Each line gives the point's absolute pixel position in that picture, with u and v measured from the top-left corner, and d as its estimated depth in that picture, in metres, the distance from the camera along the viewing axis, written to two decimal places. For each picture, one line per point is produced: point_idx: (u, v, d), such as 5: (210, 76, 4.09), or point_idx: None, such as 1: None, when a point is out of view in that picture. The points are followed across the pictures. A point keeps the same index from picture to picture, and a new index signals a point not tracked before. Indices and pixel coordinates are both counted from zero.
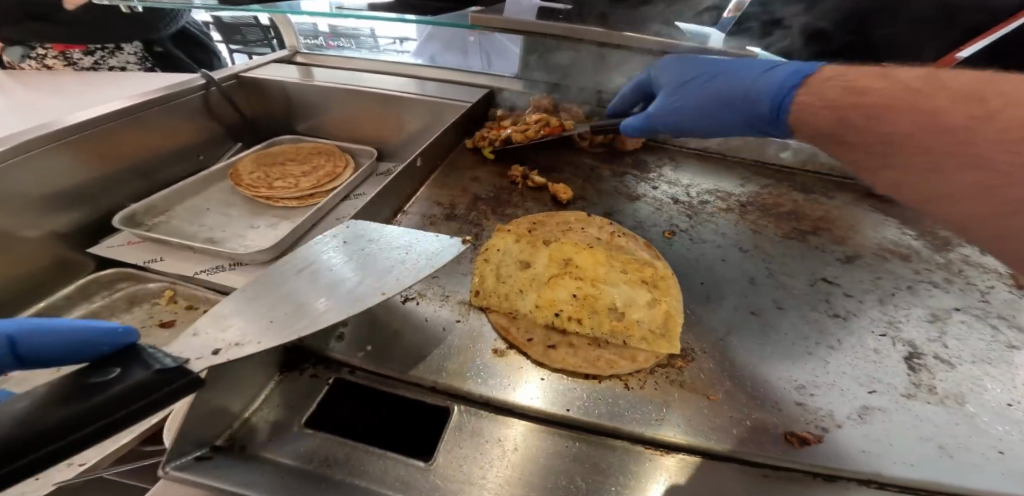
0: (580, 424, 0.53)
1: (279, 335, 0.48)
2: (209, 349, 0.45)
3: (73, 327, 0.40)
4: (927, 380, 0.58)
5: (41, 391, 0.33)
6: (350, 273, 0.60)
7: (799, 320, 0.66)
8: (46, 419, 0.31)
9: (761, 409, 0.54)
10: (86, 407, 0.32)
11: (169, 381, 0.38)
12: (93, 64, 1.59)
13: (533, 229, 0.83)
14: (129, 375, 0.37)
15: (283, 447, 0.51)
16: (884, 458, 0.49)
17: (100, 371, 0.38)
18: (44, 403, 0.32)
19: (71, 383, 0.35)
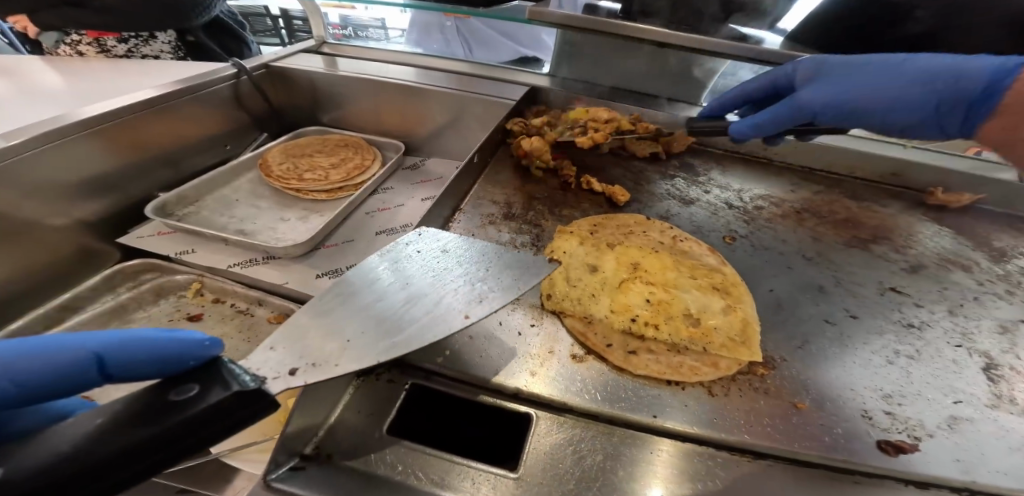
0: (673, 433, 0.53)
1: (358, 358, 0.46)
2: (289, 367, 0.44)
3: (163, 340, 0.37)
4: (1006, 391, 0.59)
5: (122, 409, 0.31)
6: (429, 286, 0.57)
7: (873, 328, 0.66)
8: (124, 442, 0.30)
9: (853, 419, 0.54)
10: (157, 437, 0.30)
11: (248, 407, 0.34)
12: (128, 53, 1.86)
13: (594, 232, 0.82)
14: (207, 395, 0.33)
15: (373, 454, 0.50)
16: (980, 469, 0.49)
17: (182, 384, 0.34)
18: (125, 423, 0.30)
19: (156, 397, 0.33)
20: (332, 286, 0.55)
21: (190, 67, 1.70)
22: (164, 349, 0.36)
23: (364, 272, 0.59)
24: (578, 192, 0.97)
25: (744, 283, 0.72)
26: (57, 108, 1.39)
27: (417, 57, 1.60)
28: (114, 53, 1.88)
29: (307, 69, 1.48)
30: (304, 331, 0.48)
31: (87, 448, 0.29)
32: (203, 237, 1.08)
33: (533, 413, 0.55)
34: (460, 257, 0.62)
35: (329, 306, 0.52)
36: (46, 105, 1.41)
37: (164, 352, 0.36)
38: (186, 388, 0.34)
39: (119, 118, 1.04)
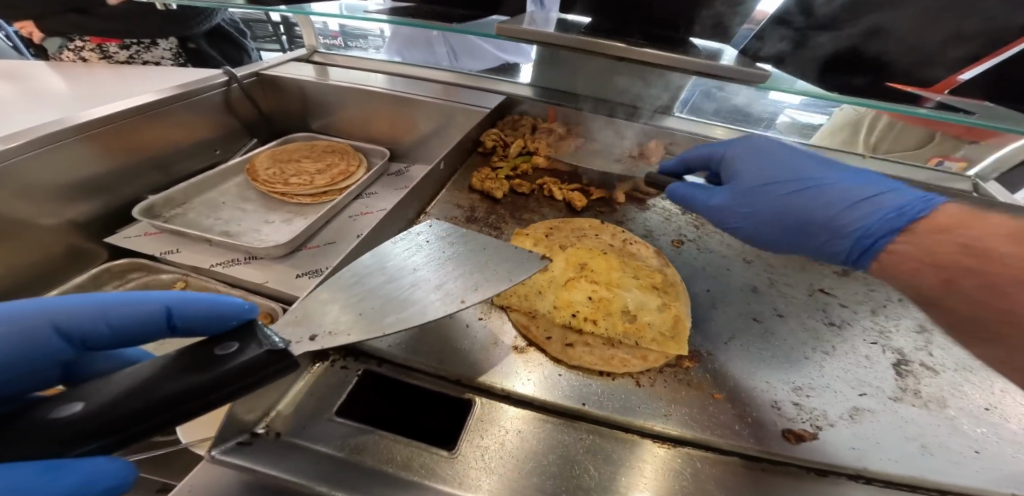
0: (597, 417, 0.58)
1: (365, 333, 0.52)
2: (309, 334, 0.51)
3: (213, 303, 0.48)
4: (912, 385, 0.65)
5: (174, 362, 0.39)
6: (432, 272, 0.62)
7: (798, 327, 0.71)
8: (161, 391, 0.37)
9: (764, 408, 0.60)
10: (203, 382, 0.38)
11: (273, 364, 0.41)
12: (127, 57, 1.95)
13: (551, 233, 0.88)
14: (244, 351, 0.41)
15: (321, 434, 0.55)
16: (871, 455, 0.55)
17: (223, 344, 0.42)
18: (169, 375, 0.38)
19: (203, 353, 0.41)
20: (346, 267, 0.61)
21: (187, 73, 1.77)
22: (213, 305, 0.48)
23: (377, 258, 0.65)
24: (543, 197, 1.03)
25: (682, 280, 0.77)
26: (56, 112, 1.44)
27: (404, 67, 1.66)
28: (115, 59, 1.94)
29: (297, 78, 1.55)
30: (320, 305, 0.54)
31: (148, 388, 0.37)
32: (188, 238, 1.13)
33: (472, 398, 0.60)
34: (462, 247, 0.68)
35: (338, 287, 0.58)
36: (47, 110, 1.46)
37: (215, 310, 0.48)
38: (233, 346, 0.42)
39: (110, 124, 1.10)
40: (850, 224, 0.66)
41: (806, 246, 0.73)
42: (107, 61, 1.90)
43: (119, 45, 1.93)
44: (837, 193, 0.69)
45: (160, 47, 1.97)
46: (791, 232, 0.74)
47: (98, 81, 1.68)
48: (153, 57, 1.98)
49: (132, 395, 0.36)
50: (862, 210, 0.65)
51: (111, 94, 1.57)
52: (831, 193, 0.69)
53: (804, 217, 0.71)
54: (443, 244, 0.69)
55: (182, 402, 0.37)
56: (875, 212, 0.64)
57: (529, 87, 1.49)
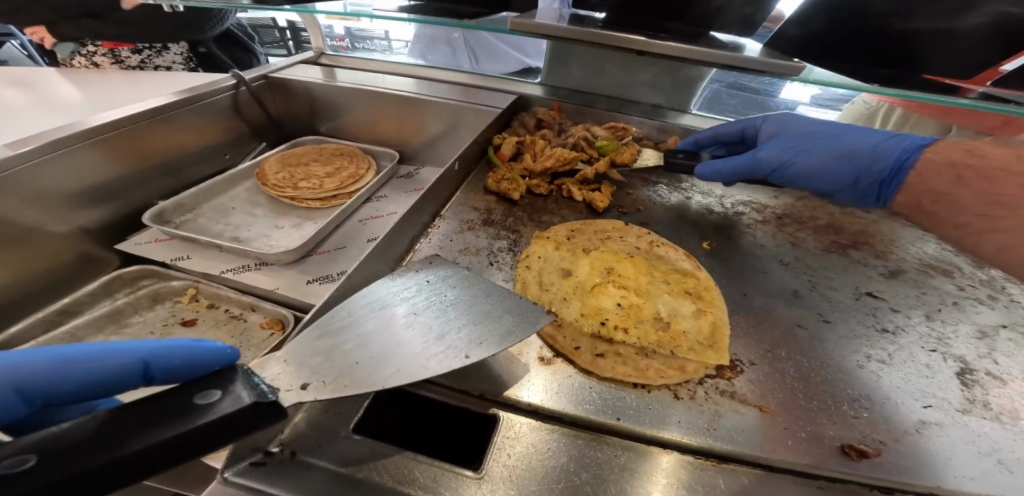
0: (634, 433, 0.53)
1: (365, 383, 0.47)
2: (300, 382, 0.47)
3: (189, 347, 0.44)
4: (980, 396, 0.59)
5: (143, 412, 0.35)
6: (435, 316, 0.57)
7: (846, 334, 0.66)
8: (123, 448, 0.32)
9: (818, 422, 0.54)
10: (176, 437, 0.33)
11: (264, 416, 0.37)
12: (139, 62, 1.94)
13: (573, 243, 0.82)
14: (227, 400, 0.37)
15: (338, 452, 0.51)
16: (944, 472, 0.50)
17: (201, 392, 0.38)
18: (135, 428, 0.33)
19: (178, 402, 0.36)
20: (341, 309, 0.57)
21: (197, 78, 1.76)
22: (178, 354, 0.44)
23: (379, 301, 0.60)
24: (561, 198, 0.99)
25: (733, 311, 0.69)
26: (67, 119, 1.43)
27: (413, 68, 1.64)
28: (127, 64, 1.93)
29: (305, 80, 1.52)
30: (313, 350, 0.51)
31: (101, 446, 0.31)
32: (198, 244, 1.10)
33: (497, 413, 0.56)
34: (463, 286, 0.63)
35: (333, 331, 0.54)
36: (60, 116, 1.45)
37: (191, 357, 0.44)
38: (210, 394, 0.37)
39: (121, 128, 1.08)
40: (886, 151, 0.79)
41: (851, 175, 0.86)
42: (119, 67, 1.90)
43: (132, 51, 1.92)
44: (877, 136, 0.86)
45: (171, 51, 1.97)
46: (837, 165, 0.87)
47: (109, 87, 1.68)
48: (164, 62, 1.98)
49: (48, 464, 0.29)
50: (891, 146, 0.81)
51: (121, 99, 1.56)
52: (859, 136, 0.86)
53: (847, 151, 0.84)
54: (443, 285, 0.64)
55: (117, 468, 0.31)
56: (904, 144, 0.79)
57: (540, 85, 1.45)
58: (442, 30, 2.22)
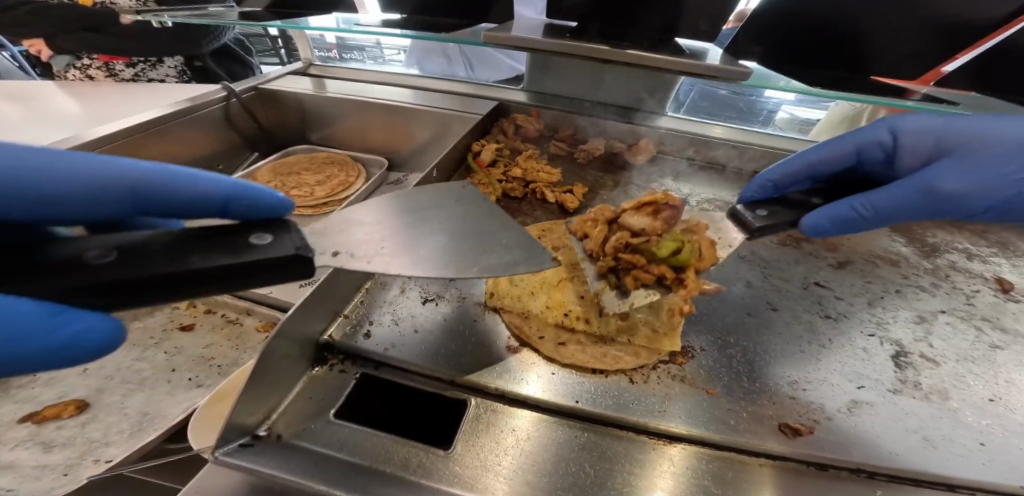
0: (590, 414, 0.58)
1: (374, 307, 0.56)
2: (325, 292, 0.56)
3: (263, 195, 0.51)
4: (912, 377, 0.64)
5: (200, 239, 0.41)
6: None
7: (793, 321, 0.71)
8: (187, 262, 0.38)
9: (759, 403, 0.60)
10: (232, 263, 0.40)
11: (300, 266, 0.43)
12: (134, 74, 1.95)
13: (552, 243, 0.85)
14: (274, 245, 0.43)
15: (320, 436, 0.56)
16: (871, 447, 0.55)
17: (255, 234, 0.44)
18: (196, 249, 0.40)
19: (236, 239, 0.42)
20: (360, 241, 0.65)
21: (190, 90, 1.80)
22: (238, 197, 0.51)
23: None
24: (535, 201, 1.05)
25: (711, 293, 0.74)
26: (63, 132, 1.47)
27: (400, 78, 1.70)
28: (121, 77, 1.94)
29: (295, 91, 1.58)
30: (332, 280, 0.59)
31: (172, 256, 0.38)
32: None
33: (467, 399, 0.61)
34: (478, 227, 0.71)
35: None
36: (58, 130, 1.49)
37: (262, 201, 0.52)
38: (257, 237, 0.43)
39: (116, 141, 1.14)
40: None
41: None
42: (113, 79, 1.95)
43: (126, 64, 1.93)
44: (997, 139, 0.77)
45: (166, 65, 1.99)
46: None
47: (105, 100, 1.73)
48: (158, 75, 1.99)
49: (130, 259, 0.37)
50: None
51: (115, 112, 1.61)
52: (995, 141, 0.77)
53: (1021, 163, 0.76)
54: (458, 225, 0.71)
55: (161, 278, 0.37)
56: None
57: (521, 91, 1.51)
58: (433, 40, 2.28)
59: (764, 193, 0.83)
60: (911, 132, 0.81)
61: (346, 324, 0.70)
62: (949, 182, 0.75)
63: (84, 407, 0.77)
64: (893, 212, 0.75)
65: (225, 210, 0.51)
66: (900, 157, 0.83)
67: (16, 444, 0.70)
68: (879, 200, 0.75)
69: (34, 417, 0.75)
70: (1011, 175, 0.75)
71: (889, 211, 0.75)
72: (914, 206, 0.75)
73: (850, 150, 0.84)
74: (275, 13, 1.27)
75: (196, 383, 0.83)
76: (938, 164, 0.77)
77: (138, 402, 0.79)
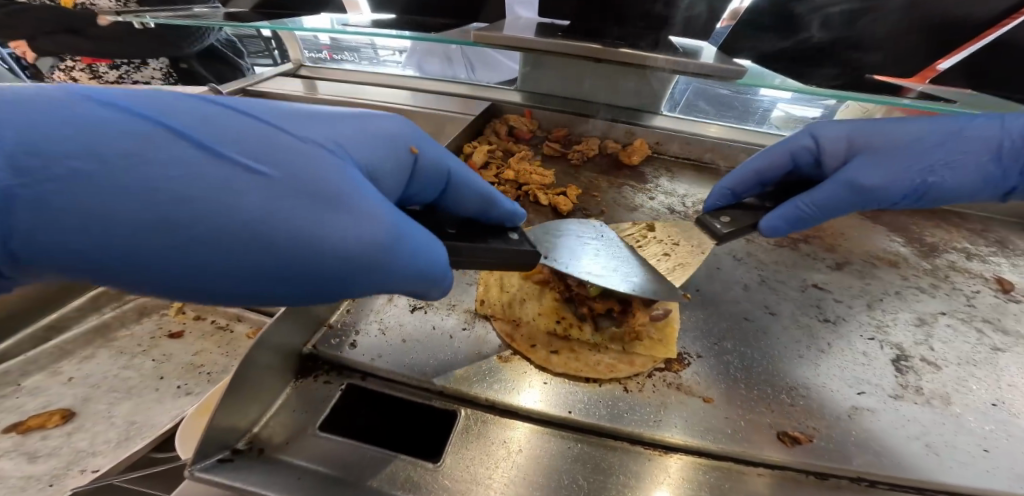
0: (584, 425, 0.56)
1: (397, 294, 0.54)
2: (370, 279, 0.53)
3: (481, 179, 0.65)
4: (913, 382, 0.62)
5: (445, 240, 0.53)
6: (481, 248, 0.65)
7: (791, 324, 0.69)
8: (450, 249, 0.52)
9: (757, 410, 0.58)
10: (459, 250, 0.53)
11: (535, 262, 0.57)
12: (117, 76, 1.97)
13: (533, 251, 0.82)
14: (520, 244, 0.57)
15: (304, 449, 0.53)
16: (873, 455, 0.53)
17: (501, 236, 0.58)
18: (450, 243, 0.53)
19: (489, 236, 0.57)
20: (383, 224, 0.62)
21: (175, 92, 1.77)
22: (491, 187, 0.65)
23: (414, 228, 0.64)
24: (529, 203, 1.03)
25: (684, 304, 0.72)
26: None
27: (393, 79, 1.67)
28: (106, 79, 1.97)
29: (285, 92, 1.55)
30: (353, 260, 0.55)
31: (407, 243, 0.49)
32: None
33: (457, 410, 0.59)
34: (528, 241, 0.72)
35: None
36: None
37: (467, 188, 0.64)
38: (514, 235, 0.60)
39: None
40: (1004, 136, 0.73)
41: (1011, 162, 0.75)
42: (97, 81, 1.92)
43: (109, 66, 1.95)
44: (952, 133, 0.76)
45: (150, 66, 2.00)
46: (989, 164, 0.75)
47: None
48: (143, 76, 2.02)
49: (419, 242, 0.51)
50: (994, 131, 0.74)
51: None
52: (950, 138, 0.76)
53: (968, 157, 0.75)
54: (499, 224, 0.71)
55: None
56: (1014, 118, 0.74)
57: (516, 92, 1.50)
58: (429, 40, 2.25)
59: (725, 201, 0.85)
60: (831, 138, 0.79)
61: (331, 334, 0.67)
62: (866, 178, 0.75)
63: (70, 416, 0.74)
64: (825, 206, 0.77)
65: (475, 181, 0.64)
66: (824, 161, 0.82)
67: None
68: (819, 200, 0.76)
69: (18, 427, 0.72)
70: (936, 166, 0.75)
71: (824, 206, 0.77)
72: (842, 200, 0.76)
73: (786, 155, 0.83)
74: (262, 13, 1.25)
75: (185, 390, 0.79)
76: (864, 159, 0.77)
77: (125, 411, 0.76)
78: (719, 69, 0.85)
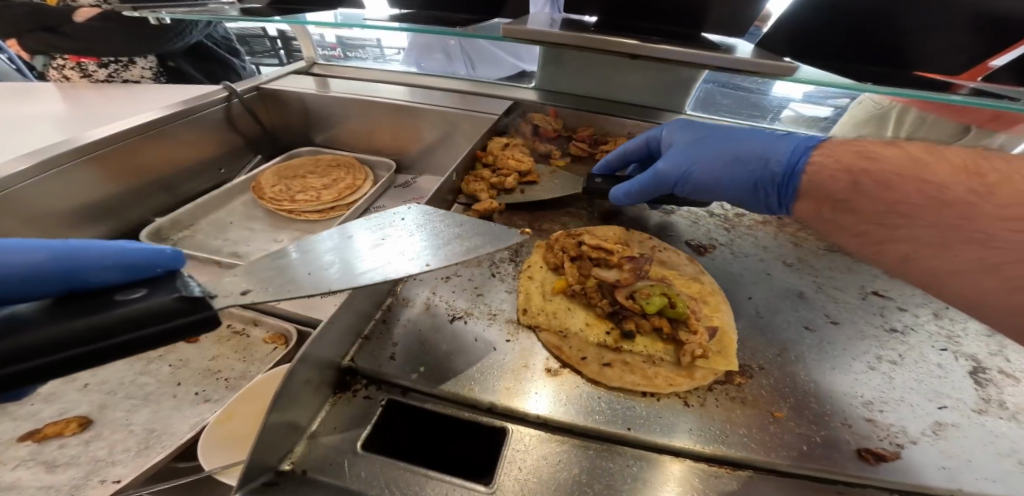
0: (649, 444, 0.52)
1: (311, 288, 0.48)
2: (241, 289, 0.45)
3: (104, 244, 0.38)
4: (995, 395, 0.58)
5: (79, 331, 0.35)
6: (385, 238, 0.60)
7: (855, 334, 0.65)
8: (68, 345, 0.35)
9: (832, 426, 0.53)
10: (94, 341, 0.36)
11: (192, 313, 0.39)
12: (106, 76, 1.74)
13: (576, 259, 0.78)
14: (153, 297, 0.38)
15: (349, 468, 0.50)
16: (966, 475, 0.48)
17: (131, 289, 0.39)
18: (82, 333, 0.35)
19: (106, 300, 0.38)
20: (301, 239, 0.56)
21: (178, 89, 1.66)
22: (119, 253, 0.39)
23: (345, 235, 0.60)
24: (558, 206, 0.99)
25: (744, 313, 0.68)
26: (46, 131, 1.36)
27: (408, 77, 1.63)
28: (95, 77, 1.74)
29: (298, 90, 1.51)
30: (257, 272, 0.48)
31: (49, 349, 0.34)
32: (197, 260, 1.08)
33: (508, 427, 0.55)
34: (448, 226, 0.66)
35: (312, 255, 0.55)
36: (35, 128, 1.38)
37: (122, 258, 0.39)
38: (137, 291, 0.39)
39: (112, 145, 1.07)
40: None
41: None
42: (86, 81, 1.71)
43: (96, 63, 1.72)
44: None
45: (138, 65, 1.78)
46: None
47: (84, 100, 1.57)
48: (132, 74, 1.79)
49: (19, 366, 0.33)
50: None
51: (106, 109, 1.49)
52: None
53: None
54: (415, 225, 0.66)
55: (75, 354, 0.35)
56: None
57: (536, 91, 1.46)
58: (432, 38, 2.20)
59: None
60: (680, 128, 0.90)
61: (369, 347, 0.63)
62: None
63: (87, 423, 0.69)
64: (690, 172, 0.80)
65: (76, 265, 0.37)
66: None
67: (16, 464, 0.62)
68: None
69: (35, 435, 0.66)
70: None
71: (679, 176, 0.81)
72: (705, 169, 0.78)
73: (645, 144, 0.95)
74: (278, 8, 1.21)
75: (203, 397, 0.75)
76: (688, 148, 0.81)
77: (145, 418, 0.70)
78: (763, 66, 0.83)
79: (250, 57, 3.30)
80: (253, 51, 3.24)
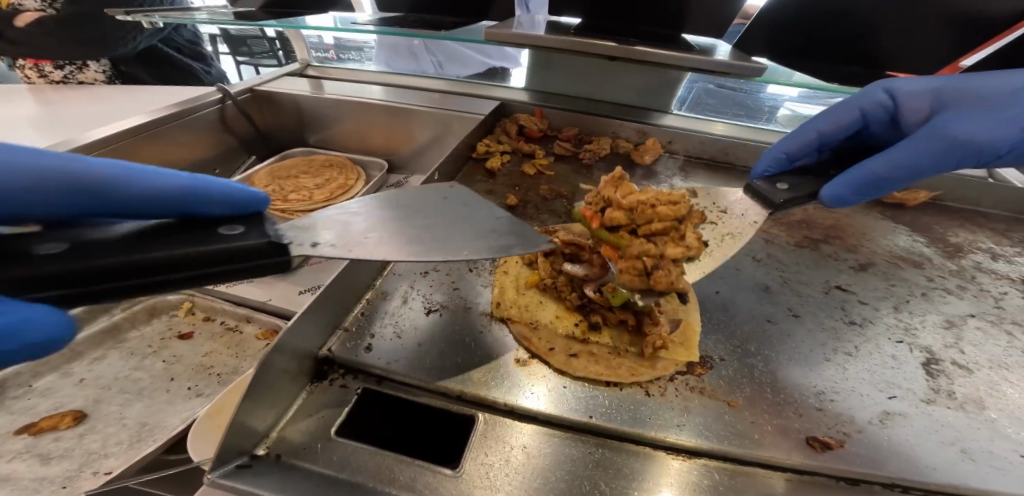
0: (607, 430, 0.55)
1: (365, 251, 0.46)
2: (309, 242, 0.46)
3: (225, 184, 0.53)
4: (945, 386, 0.60)
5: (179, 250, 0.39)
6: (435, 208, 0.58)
7: (815, 327, 0.68)
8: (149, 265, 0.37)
9: (785, 415, 0.56)
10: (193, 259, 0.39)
11: (269, 255, 0.43)
12: (62, 78, 1.75)
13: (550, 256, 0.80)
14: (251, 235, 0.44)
15: (322, 453, 0.52)
16: (908, 461, 0.51)
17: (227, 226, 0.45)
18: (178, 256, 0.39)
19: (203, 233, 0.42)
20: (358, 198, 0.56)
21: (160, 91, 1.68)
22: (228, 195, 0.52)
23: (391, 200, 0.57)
24: (540, 204, 1.01)
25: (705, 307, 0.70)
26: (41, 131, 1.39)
27: (400, 78, 1.66)
28: (51, 79, 1.75)
29: (292, 92, 1.54)
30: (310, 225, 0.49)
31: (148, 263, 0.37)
32: None
33: (474, 414, 0.57)
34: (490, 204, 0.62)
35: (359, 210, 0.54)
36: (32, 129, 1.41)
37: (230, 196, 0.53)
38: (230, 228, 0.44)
39: (109, 147, 1.10)
40: None
41: None
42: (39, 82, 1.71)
43: (54, 65, 1.73)
44: None
45: (92, 68, 1.78)
46: None
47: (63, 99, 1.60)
48: (88, 78, 1.79)
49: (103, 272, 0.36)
50: None
51: (99, 111, 1.51)
52: None
53: None
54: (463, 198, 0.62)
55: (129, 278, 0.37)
56: None
57: (524, 91, 1.49)
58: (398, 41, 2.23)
59: None
60: (909, 93, 0.75)
61: (346, 337, 0.66)
62: None
63: (82, 417, 0.72)
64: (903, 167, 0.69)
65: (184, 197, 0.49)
66: None
67: (13, 456, 0.65)
68: None
69: (31, 429, 0.69)
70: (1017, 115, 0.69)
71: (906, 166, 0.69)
72: (929, 155, 0.69)
73: (853, 112, 0.78)
74: (268, 11, 1.24)
75: (195, 392, 0.77)
76: (951, 113, 0.71)
77: (137, 412, 0.73)
78: (732, 68, 0.85)
79: (246, 57, 3.38)
80: (251, 52, 3.34)
